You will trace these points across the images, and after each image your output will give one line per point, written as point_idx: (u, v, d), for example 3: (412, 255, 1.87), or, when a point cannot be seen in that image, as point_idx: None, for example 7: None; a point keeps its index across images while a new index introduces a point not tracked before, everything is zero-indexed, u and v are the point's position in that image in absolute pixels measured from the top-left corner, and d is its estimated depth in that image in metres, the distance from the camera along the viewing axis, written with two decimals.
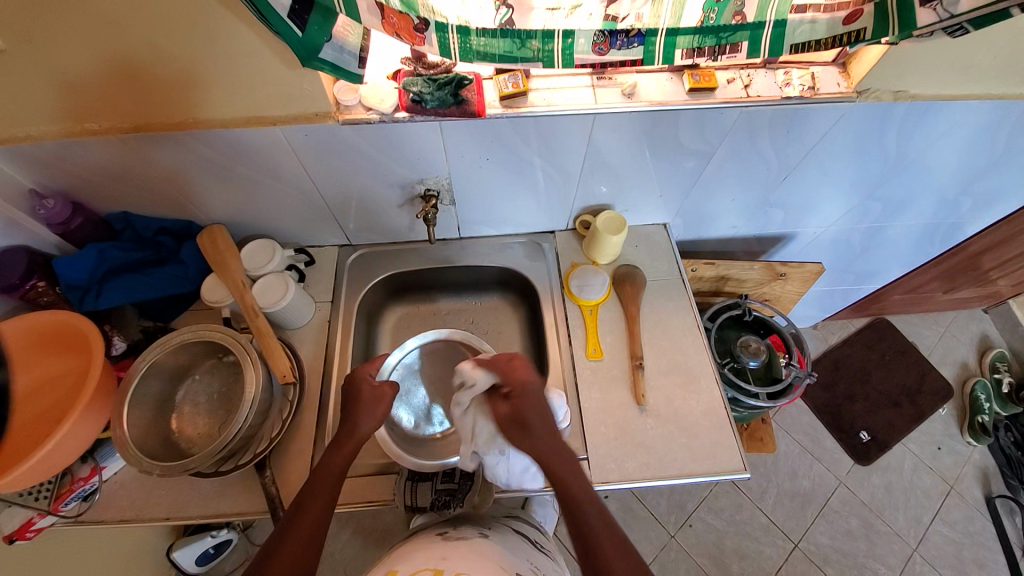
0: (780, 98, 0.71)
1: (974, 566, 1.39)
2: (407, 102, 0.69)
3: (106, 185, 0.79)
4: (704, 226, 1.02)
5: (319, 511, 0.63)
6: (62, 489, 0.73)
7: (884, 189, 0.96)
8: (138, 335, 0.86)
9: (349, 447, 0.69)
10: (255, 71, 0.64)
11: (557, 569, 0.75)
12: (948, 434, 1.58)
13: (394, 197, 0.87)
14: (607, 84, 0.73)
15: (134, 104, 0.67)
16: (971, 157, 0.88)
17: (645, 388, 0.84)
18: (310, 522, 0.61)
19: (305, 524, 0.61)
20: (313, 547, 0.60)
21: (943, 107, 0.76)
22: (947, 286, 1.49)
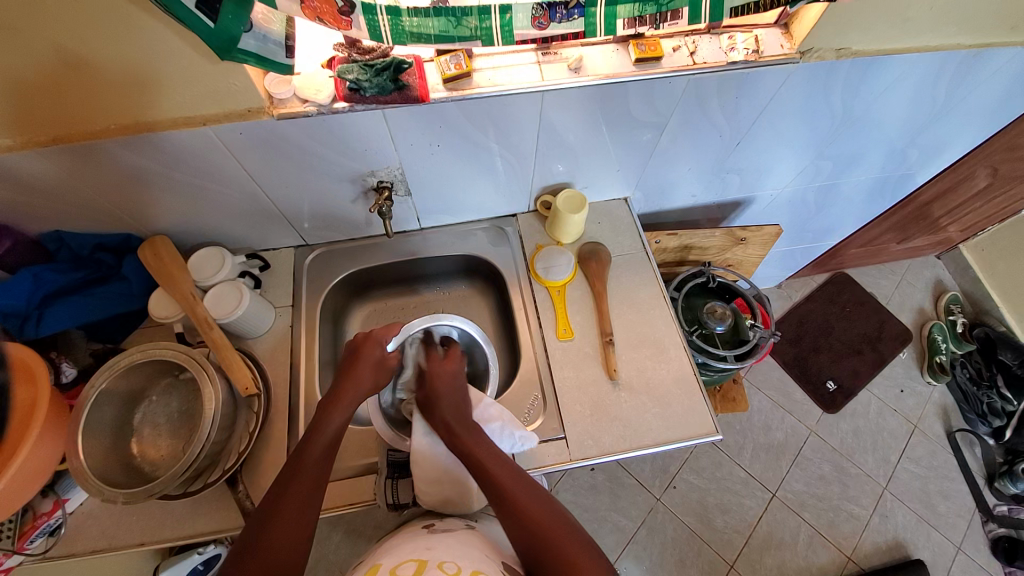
0: (725, 63, 0.71)
1: (939, 496, 1.49)
2: (345, 91, 0.65)
3: (31, 203, 0.73)
4: (665, 197, 1.03)
5: (297, 509, 0.61)
6: (26, 527, 0.70)
7: (835, 146, 0.97)
8: (88, 360, 0.80)
9: (327, 433, 0.68)
10: (177, 68, 0.60)
11: None
12: (908, 376, 1.66)
13: (346, 192, 0.83)
14: (553, 59, 0.72)
15: (50, 113, 0.62)
16: (915, 109, 0.90)
17: (617, 363, 0.85)
18: (295, 507, 0.60)
19: (288, 515, 0.60)
20: (299, 531, 0.59)
21: (885, 62, 0.77)
22: (901, 236, 1.55)
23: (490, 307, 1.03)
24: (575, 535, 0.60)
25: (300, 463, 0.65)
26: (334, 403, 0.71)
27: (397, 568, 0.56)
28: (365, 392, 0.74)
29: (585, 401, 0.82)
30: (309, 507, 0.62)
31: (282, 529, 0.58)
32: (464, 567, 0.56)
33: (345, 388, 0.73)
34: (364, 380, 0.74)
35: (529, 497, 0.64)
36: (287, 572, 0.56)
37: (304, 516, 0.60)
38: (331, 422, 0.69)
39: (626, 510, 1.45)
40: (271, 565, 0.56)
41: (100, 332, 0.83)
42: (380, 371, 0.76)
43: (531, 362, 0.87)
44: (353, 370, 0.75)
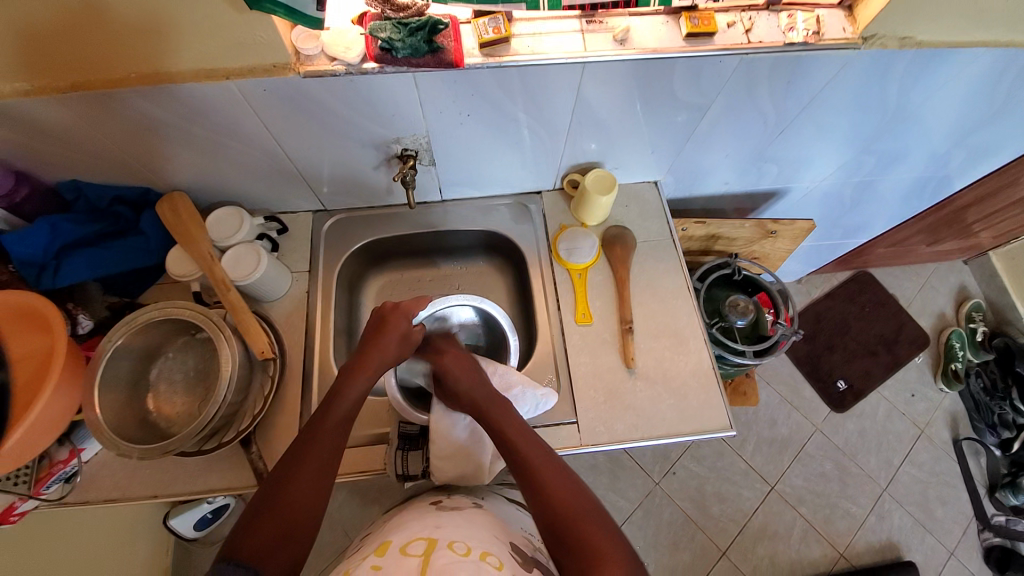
0: (782, 45, 0.66)
1: (938, 502, 1.49)
2: (376, 50, 0.62)
3: (49, 151, 0.71)
4: (696, 183, 0.99)
5: (314, 474, 0.60)
6: (42, 473, 0.70)
7: (881, 142, 0.92)
8: (104, 313, 0.80)
9: (350, 397, 0.67)
10: (202, 17, 0.56)
11: None
12: (922, 381, 1.64)
13: (368, 158, 0.80)
14: (597, 28, 0.67)
15: (70, 58, 0.59)
16: (972, 107, 0.85)
17: (634, 352, 0.83)
18: (314, 468, 0.60)
19: (306, 476, 0.59)
20: (317, 492, 0.59)
21: (949, 56, 0.71)
22: (932, 239, 1.50)
23: (507, 286, 1.02)
24: (601, 520, 0.58)
25: (321, 423, 0.64)
26: (357, 368, 0.70)
27: (407, 546, 0.56)
28: (390, 362, 0.74)
29: (599, 388, 0.81)
30: (329, 468, 0.61)
31: (301, 488, 0.59)
32: (473, 547, 0.56)
33: (370, 354, 0.72)
34: (389, 349, 0.73)
35: (559, 480, 0.61)
36: (303, 533, 0.56)
37: (323, 477, 0.60)
38: (354, 386, 0.68)
39: (625, 491, 1.46)
40: (288, 524, 0.56)
41: (115, 285, 0.82)
42: (405, 342, 0.76)
43: (547, 345, 0.86)
44: (377, 337, 0.74)
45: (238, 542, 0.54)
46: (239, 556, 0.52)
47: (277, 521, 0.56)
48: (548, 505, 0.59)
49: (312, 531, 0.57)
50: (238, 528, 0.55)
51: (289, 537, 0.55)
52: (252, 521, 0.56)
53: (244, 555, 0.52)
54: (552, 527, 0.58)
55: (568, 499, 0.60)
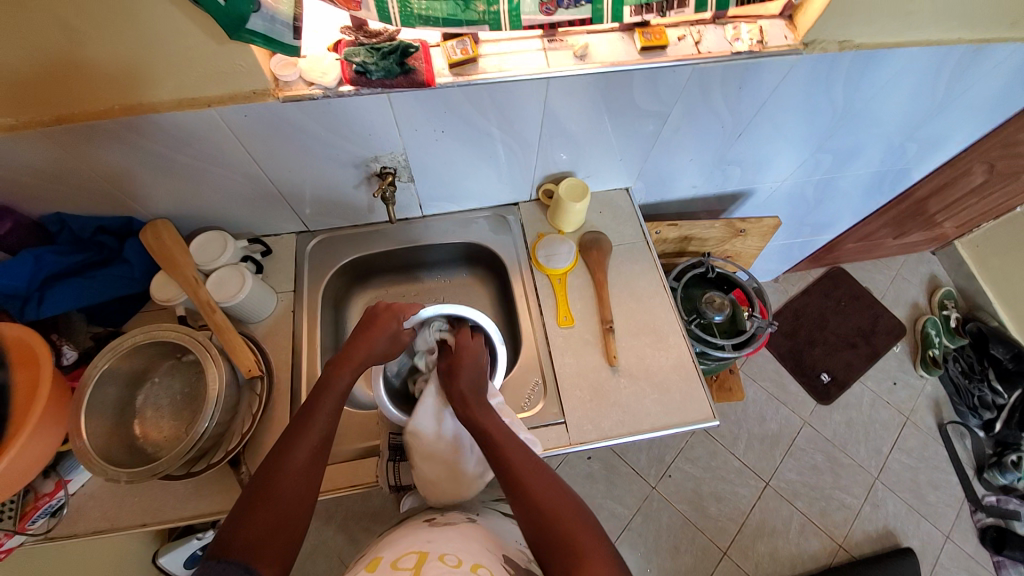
0: (729, 54, 0.71)
1: (929, 486, 1.52)
2: (351, 74, 0.65)
3: (37, 185, 0.73)
4: (665, 188, 1.03)
5: (304, 466, 0.61)
6: (27, 508, 0.69)
7: (834, 140, 0.98)
8: (89, 343, 0.80)
9: (338, 389, 0.68)
10: (182, 50, 0.59)
11: None
12: (901, 369, 1.69)
13: (349, 177, 0.83)
14: (558, 46, 0.72)
15: (56, 94, 0.62)
16: (915, 103, 0.91)
17: (617, 350, 0.86)
18: (304, 459, 0.61)
19: (296, 468, 0.60)
20: (308, 483, 0.60)
21: (888, 55, 0.78)
22: (897, 231, 1.56)
23: (491, 296, 1.04)
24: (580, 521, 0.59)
25: (309, 417, 0.65)
26: (343, 362, 0.70)
27: (398, 560, 0.57)
28: (376, 357, 0.74)
29: (586, 387, 0.83)
30: (316, 461, 0.62)
31: (292, 479, 0.59)
32: (464, 559, 0.57)
33: (357, 348, 0.72)
34: (377, 345, 0.73)
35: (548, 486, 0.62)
36: (294, 523, 0.57)
37: (312, 468, 0.61)
38: (340, 380, 0.68)
39: (623, 498, 1.47)
40: (278, 516, 0.56)
41: (100, 314, 0.83)
42: (394, 341, 0.76)
43: (531, 349, 0.88)
44: (367, 333, 0.73)
45: (229, 536, 0.54)
46: (231, 549, 0.52)
47: (270, 513, 0.56)
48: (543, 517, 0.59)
49: (303, 521, 0.58)
50: (228, 523, 0.55)
51: (283, 525, 0.56)
52: (243, 514, 0.56)
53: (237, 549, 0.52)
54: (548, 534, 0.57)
55: (556, 502, 0.60)
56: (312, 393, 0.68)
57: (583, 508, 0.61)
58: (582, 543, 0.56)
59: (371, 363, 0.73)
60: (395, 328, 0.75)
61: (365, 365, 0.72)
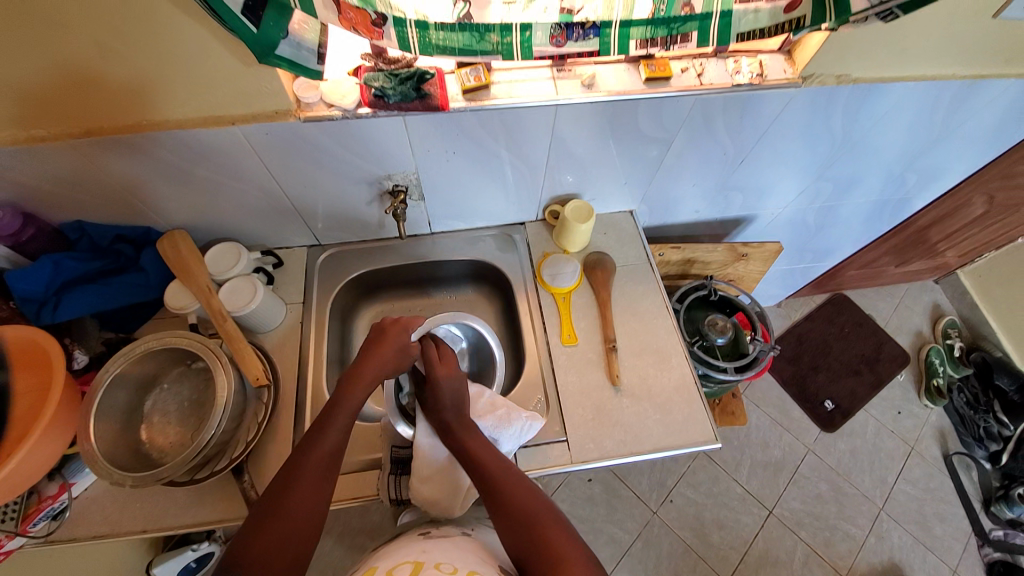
0: (731, 86, 0.75)
1: (936, 519, 1.50)
2: (370, 98, 0.69)
3: (62, 194, 0.76)
4: (669, 211, 1.06)
5: (314, 484, 0.61)
6: (30, 510, 0.70)
7: (834, 169, 1.01)
8: (101, 347, 0.82)
9: (349, 406, 0.69)
10: (213, 71, 0.63)
11: None
12: (906, 398, 1.68)
13: (362, 194, 0.86)
14: (567, 75, 0.75)
15: (86, 109, 0.65)
16: (913, 135, 0.94)
17: (619, 368, 0.87)
18: (313, 478, 0.61)
19: (307, 484, 0.61)
20: (318, 500, 0.61)
21: (885, 89, 0.81)
22: (899, 259, 1.58)
23: (496, 312, 1.06)
24: (560, 528, 0.60)
25: (320, 433, 0.66)
26: (354, 379, 0.71)
27: (393, 569, 0.57)
28: (386, 375, 0.74)
29: (588, 406, 0.84)
30: (326, 477, 0.63)
31: (301, 498, 0.60)
32: (460, 567, 0.57)
33: (367, 365, 0.73)
34: (387, 362, 0.74)
35: (525, 495, 0.63)
36: (302, 541, 0.57)
37: (323, 484, 0.62)
38: (351, 399, 0.69)
39: (623, 522, 1.45)
40: (288, 534, 0.57)
41: (112, 321, 0.85)
42: (403, 357, 0.76)
43: (534, 366, 0.89)
44: (375, 350, 0.74)
45: (239, 552, 0.55)
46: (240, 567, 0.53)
47: (280, 530, 0.57)
48: (525, 532, 0.59)
49: (312, 539, 0.59)
50: (240, 538, 0.56)
51: (292, 544, 0.56)
52: (254, 531, 0.57)
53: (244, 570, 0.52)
54: (531, 549, 0.57)
55: (531, 504, 0.62)
56: (323, 411, 0.69)
57: (556, 512, 0.62)
58: (552, 545, 0.57)
59: (381, 380, 0.74)
60: (403, 345, 0.76)
61: (376, 382, 0.73)
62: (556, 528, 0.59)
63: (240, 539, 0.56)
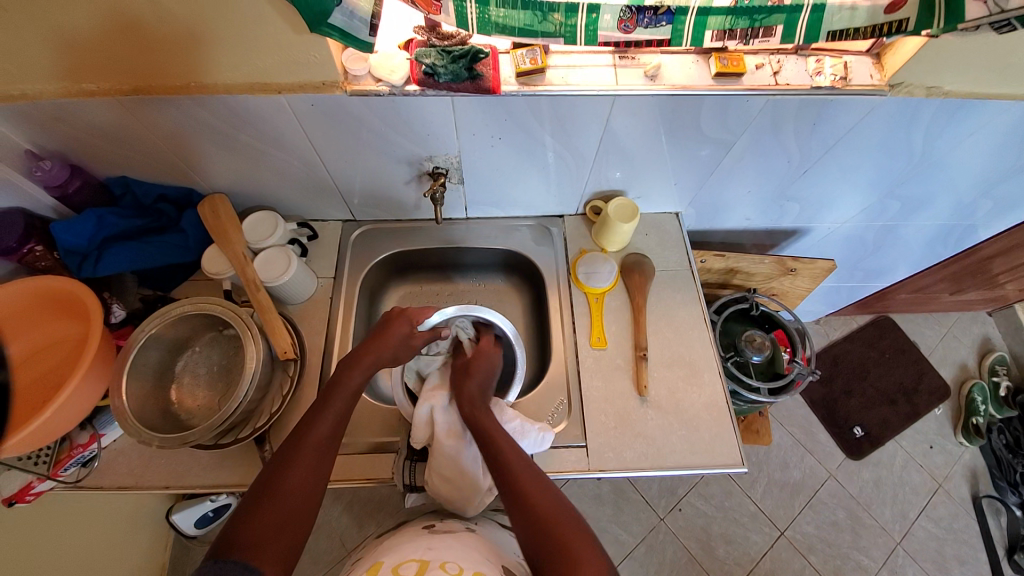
0: (809, 88, 0.68)
1: (956, 562, 1.42)
2: (419, 74, 0.65)
3: (107, 148, 0.76)
4: (717, 217, 1.00)
5: (312, 462, 0.61)
6: (61, 455, 0.73)
7: (903, 188, 0.93)
8: (137, 304, 0.83)
9: (350, 388, 0.69)
10: (264, 36, 0.61)
11: None
12: (942, 433, 1.59)
13: (401, 173, 0.84)
14: (629, 64, 0.70)
15: (135, 66, 0.64)
16: (1000, 159, 0.85)
17: (647, 379, 0.83)
18: (312, 457, 0.62)
19: (307, 461, 0.61)
20: (315, 478, 0.61)
21: (978, 105, 0.73)
22: (955, 288, 1.47)
23: (524, 306, 1.03)
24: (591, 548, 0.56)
25: (320, 413, 0.66)
26: (355, 362, 0.71)
27: (399, 567, 0.56)
28: (386, 362, 0.74)
29: (611, 413, 0.81)
30: (325, 455, 0.63)
31: (299, 477, 0.60)
32: (465, 568, 0.56)
33: (368, 351, 0.73)
34: (387, 348, 0.74)
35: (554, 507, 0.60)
36: (299, 519, 0.57)
37: (322, 463, 0.62)
38: (351, 379, 0.69)
39: (628, 525, 1.43)
40: (286, 511, 0.57)
41: (151, 277, 0.86)
42: (403, 346, 0.76)
43: (560, 365, 0.86)
44: (379, 337, 0.75)
45: (235, 530, 0.55)
46: (236, 544, 0.53)
47: (275, 508, 0.57)
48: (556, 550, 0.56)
49: (309, 517, 0.59)
50: (237, 515, 0.56)
51: (288, 523, 0.56)
52: (251, 509, 0.57)
53: (240, 546, 0.53)
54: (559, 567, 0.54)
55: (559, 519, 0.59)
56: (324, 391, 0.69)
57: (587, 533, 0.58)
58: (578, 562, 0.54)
59: (382, 365, 0.74)
60: (409, 332, 0.77)
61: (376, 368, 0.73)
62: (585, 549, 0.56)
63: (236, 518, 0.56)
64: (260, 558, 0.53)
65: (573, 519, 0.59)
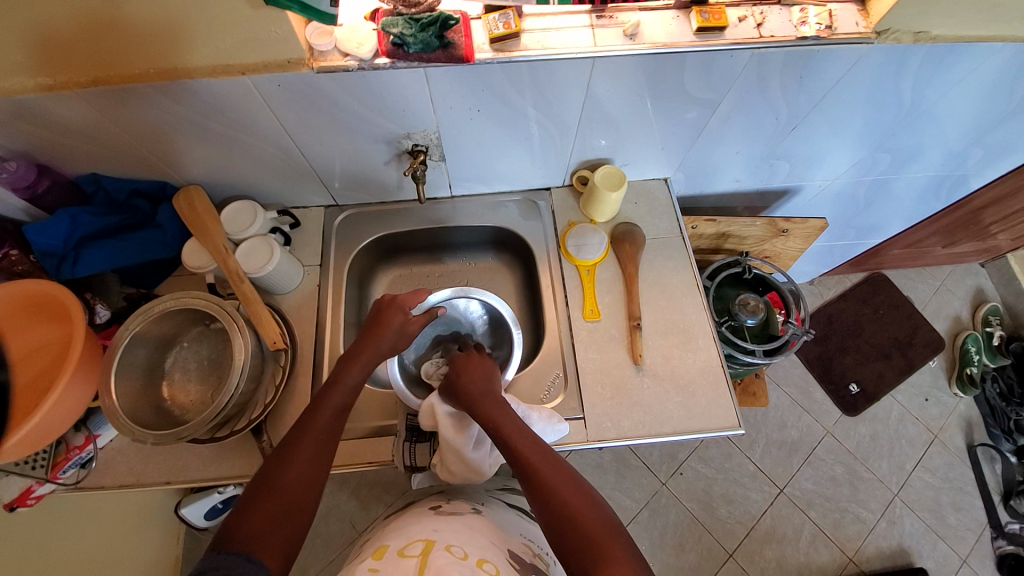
0: (795, 39, 0.66)
1: (951, 508, 1.46)
2: (388, 46, 0.63)
3: (72, 144, 0.73)
4: (706, 180, 0.98)
5: (310, 456, 0.61)
6: (59, 458, 0.73)
7: (894, 140, 0.91)
8: (121, 303, 0.83)
9: (346, 383, 0.68)
10: (219, 14, 0.58)
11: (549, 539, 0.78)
12: (936, 385, 1.61)
13: (380, 153, 0.82)
14: (607, 23, 0.67)
15: (88, 55, 0.61)
16: (991, 104, 0.83)
17: (642, 348, 0.83)
18: (310, 451, 0.61)
19: (305, 455, 0.61)
20: (314, 472, 0.61)
21: (968, 49, 0.70)
22: (948, 240, 1.47)
23: (516, 283, 1.02)
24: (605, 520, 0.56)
25: (317, 409, 0.65)
26: (352, 357, 0.71)
27: (405, 548, 0.57)
28: (383, 354, 0.73)
29: (607, 384, 0.81)
30: (324, 450, 0.63)
31: (297, 471, 0.59)
32: (470, 552, 0.56)
33: (364, 345, 0.72)
34: (385, 341, 0.73)
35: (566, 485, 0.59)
36: (299, 513, 0.57)
37: (320, 457, 0.62)
38: (349, 375, 0.69)
39: (631, 491, 1.46)
40: (285, 505, 0.57)
41: (131, 276, 0.84)
42: (402, 337, 0.75)
43: (553, 339, 0.86)
44: (375, 330, 0.73)
45: (232, 527, 0.54)
46: (235, 539, 0.52)
47: (273, 503, 0.56)
48: (573, 530, 0.55)
49: (309, 510, 0.58)
50: (236, 511, 0.56)
51: (288, 518, 0.56)
52: (249, 505, 0.56)
53: (240, 541, 0.52)
54: (577, 547, 0.53)
55: (570, 495, 0.58)
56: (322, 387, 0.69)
57: (600, 505, 0.58)
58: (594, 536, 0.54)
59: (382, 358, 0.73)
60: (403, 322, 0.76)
61: (375, 363, 0.72)
62: (596, 520, 0.56)
63: (233, 515, 0.56)
64: (259, 552, 0.52)
65: (588, 496, 0.58)
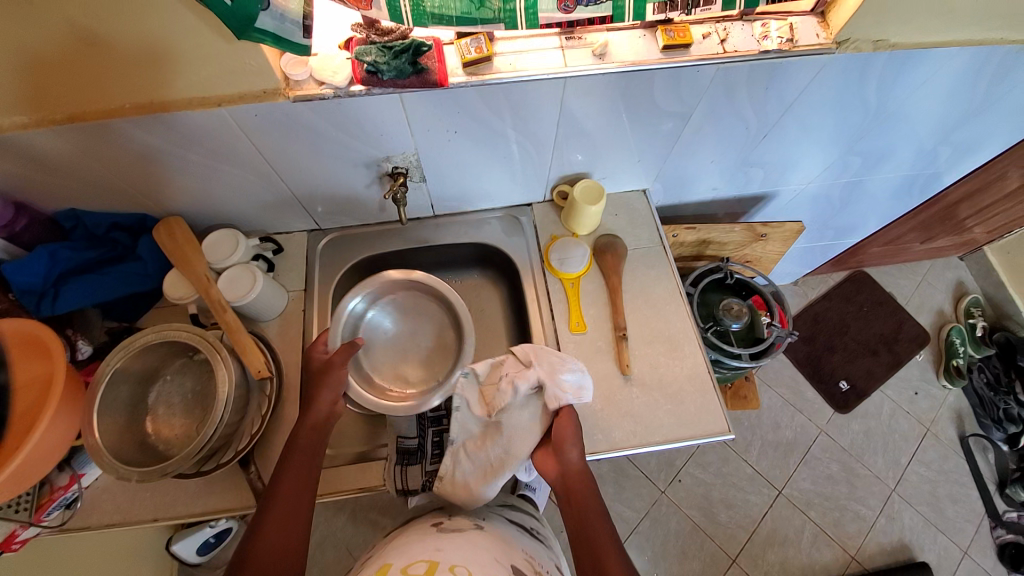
0: (757, 53, 0.68)
1: (948, 500, 1.47)
2: (362, 73, 0.64)
3: (50, 181, 0.73)
4: (685, 189, 1.00)
5: (286, 513, 0.62)
6: (42, 500, 0.70)
7: (863, 143, 0.94)
8: (104, 338, 0.81)
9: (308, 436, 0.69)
10: (194, 49, 0.58)
11: (553, 556, 0.76)
12: (924, 378, 1.63)
13: (361, 177, 0.82)
14: (576, 44, 0.69)
15: (64, 93, 0.61)
16: (952, 105, 0.86)
17: (630, 358, 0.84)
18: (285, 508, 0.62)
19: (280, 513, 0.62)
20: (292, 529, 0.61)
21: (925, 55, 0.73)
22: (925, 236, 1.50)
23: (503, 298, 1.02)
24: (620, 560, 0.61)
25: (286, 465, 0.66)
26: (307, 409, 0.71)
27: (408, 567, 0.56)
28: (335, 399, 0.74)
29: (597, 395, 0.81)
30: (298, 506, 0.63)
31: (274, 532, 0.60)
32: (474, 572, 0.56)
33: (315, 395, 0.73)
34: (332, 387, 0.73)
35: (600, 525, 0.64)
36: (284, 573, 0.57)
37: (295, 513, 0.62)
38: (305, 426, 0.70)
39: (630, 501, 1.45)
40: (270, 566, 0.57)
41: (114, 311, 0.83)
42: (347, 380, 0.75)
43: None
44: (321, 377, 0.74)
45: None
46: None
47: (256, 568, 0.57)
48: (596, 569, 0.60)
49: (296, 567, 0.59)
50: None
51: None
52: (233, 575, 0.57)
53: None
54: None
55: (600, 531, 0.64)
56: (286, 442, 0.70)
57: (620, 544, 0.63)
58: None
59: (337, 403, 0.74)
60: (329, 357, 0.77)
61: (330, 411, 0.72)
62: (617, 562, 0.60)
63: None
64: None
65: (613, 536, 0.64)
